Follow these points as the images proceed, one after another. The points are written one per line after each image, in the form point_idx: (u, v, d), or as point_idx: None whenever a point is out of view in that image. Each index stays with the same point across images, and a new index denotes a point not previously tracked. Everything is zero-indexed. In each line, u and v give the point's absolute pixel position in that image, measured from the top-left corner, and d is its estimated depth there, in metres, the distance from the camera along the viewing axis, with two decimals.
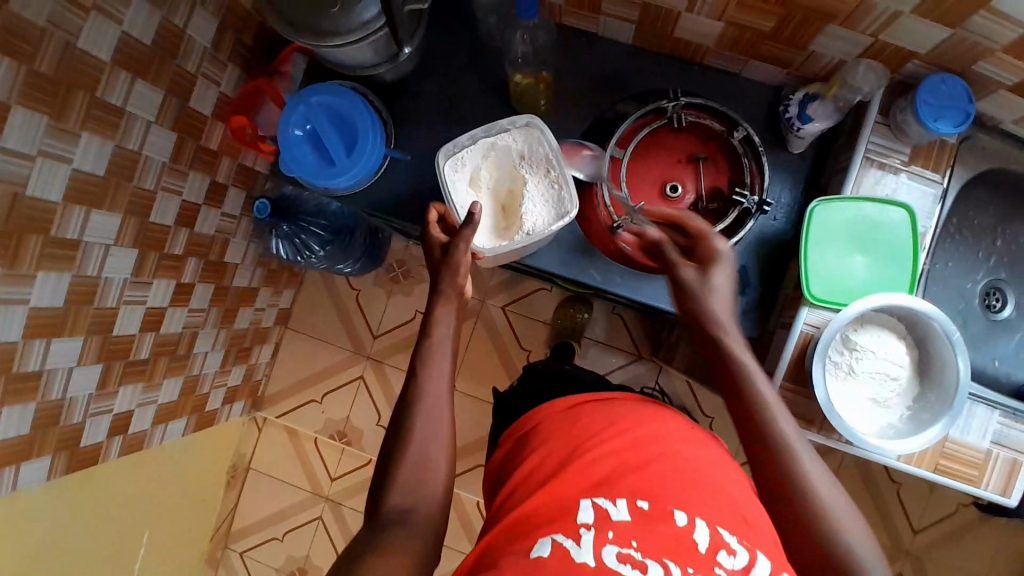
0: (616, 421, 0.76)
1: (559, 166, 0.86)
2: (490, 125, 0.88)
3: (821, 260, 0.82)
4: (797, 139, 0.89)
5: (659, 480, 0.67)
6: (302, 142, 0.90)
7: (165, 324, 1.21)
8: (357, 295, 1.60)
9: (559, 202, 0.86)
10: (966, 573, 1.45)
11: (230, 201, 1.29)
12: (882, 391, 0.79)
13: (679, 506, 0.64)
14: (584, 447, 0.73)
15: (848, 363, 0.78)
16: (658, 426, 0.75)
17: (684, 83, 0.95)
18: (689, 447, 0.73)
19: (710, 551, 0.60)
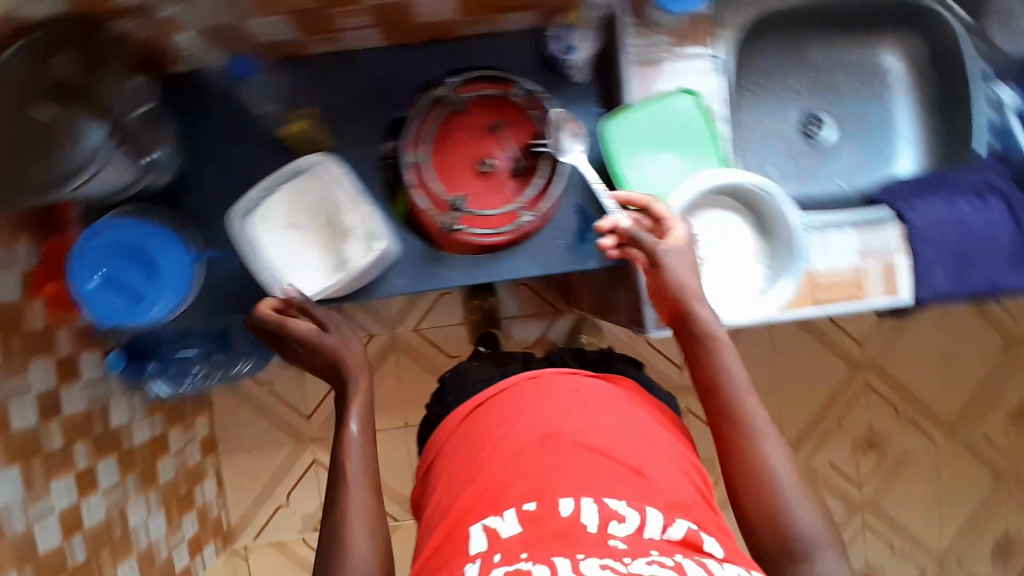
0: (497, 426, 0.77)
1: (360, 200, 0.80)
2: (278, 172, 0.80)
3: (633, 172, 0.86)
4: (573, 72, 0.90)
5: (547, 475, 0.68)
6: (103, 291, 0.84)
7: (86, 518, 1.13)
8: (270, 388, 1.53)
9: (370, 234, 0.80)
10: (918, 357, 1.55)
11: (89, 368, 1.19)
12: (739, 266, 0.84)
13: (566, 494, 0.66)
14: (479, 463, 0.73)
15: (697, 255, 0.83)
16: (546, 409, 0.76)
17: (449, 62, 0.93)
18: (572, 420, 0.74)
19: (602, 527, 0.62)
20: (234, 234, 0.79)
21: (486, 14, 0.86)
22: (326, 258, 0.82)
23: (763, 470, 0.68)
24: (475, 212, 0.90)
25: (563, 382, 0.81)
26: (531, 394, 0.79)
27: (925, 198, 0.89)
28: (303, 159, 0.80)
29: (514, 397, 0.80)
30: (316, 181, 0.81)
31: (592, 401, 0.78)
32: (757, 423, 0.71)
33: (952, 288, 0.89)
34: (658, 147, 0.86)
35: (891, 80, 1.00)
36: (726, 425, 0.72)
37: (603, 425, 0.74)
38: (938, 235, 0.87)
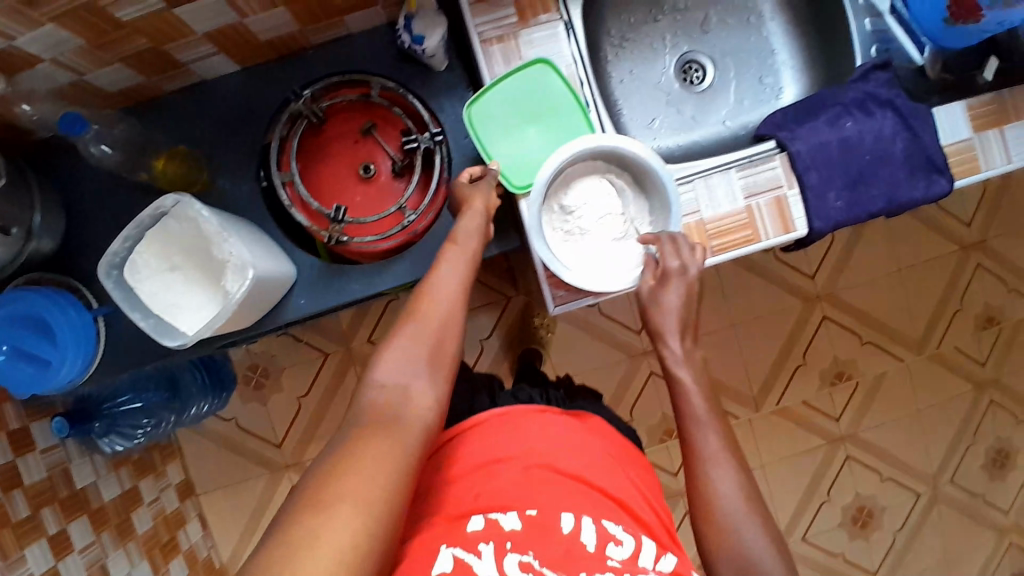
0: (490, 444, 0.78)
1: (223, 233, 0.80)
2: (137, 219, 0.80)
3: (499, 146, 0.85)
4: (433, 59, 0.90)
5: (543, 491, 0.72)
6: (9, 363, 0.84)
7: None
8: (236, 423, 1.55)
9: (239, 266, 0.80)
10: (873, 278, 1.54)
11: (40, 436, 1.18)
12: (623, 227, 0.84)
13: (568, 513, 0.70)
14: (459, 481, 0.75)
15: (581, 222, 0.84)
16: (530, 437, 0.80)
17: (310, 78, 0.94)
18: (566, 455, 0.78)
19: (600, 548, 0.67)
20: (110, 292, 0.80)
21: (327, 20, 0.87)
22: (203, 296, 0.81)
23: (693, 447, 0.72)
24: (358, 220, 0.89)
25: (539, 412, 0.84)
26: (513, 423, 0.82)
27: (806, 123, 0.87)
28: (158, 203, 0.79)
29: (499, 427, 0.81)
30: (177, 222, 0.80)
31: (576, 435, 0.82)
32: (686, 413, 0.74)
33: (851, 213, 0.86)
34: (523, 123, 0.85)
35: (762, 9, 1.00)
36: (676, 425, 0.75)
37: (583, 458, 0.79)
38: (821, 158, 0.85)
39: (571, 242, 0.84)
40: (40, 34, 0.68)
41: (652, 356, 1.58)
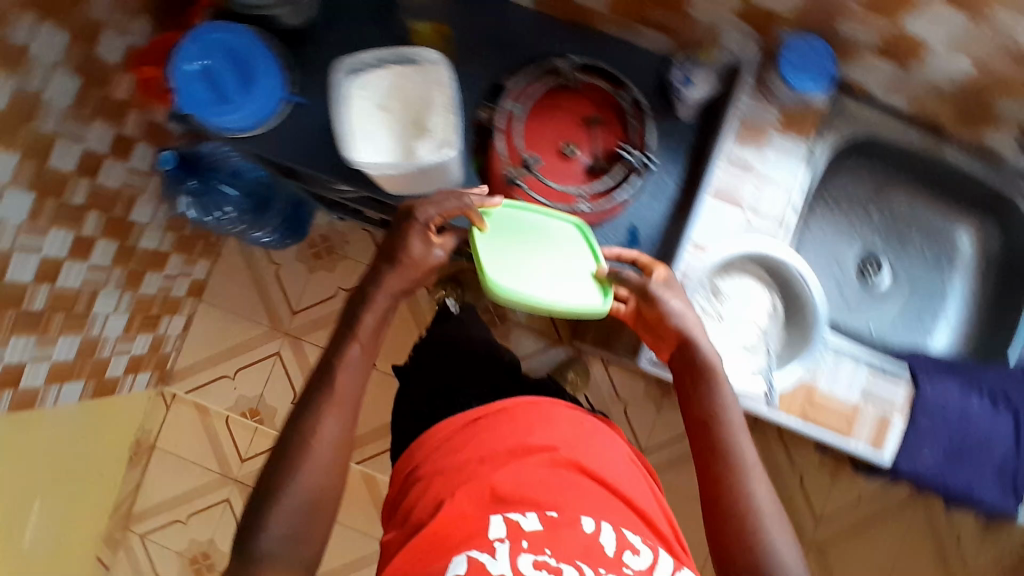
0: (512, 431, 0.80)
1: (452, 109, 0.85)
2: (397, 52, 0.86)
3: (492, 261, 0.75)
4: (682, 106, 0.93)
5: (565, 493, 0.74)
6: (196, 79, 0.87)
7: (62, 278, 1.18)
8: (276, 270, 1.57)
9: (445, 140, 0.84)
10: (869, 564, 1.48)
11: (139, 156, 1.25)
12: (758, 338, 0.83)
13: (588, 515, 0.72)
14: (481, 463, 0.77)
15: (722, 309, 0.82)
16: (556, 432, 0.81)
17: (578, 47, 0.97)
18: (590, 455, 0.80)
19: (618, 554, 0.69)
20: (335, 83, 0.84)
21: (630, 21, 0.93)
22: (398, 144, 0.86)
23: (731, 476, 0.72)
24: (540, 179, 0.89)
25: (566, 413, 0.85)
26: (539, 414, 0.83)
27: (944, 377, 0.89)
28: (423, 51, 0.86)
29: (522, 414, 0.82)
30: (423, 75, 0.86)
31: (603, 437, 0.85)
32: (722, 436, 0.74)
33: (934, 472, 0.86)
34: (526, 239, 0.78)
35: (958, 260, 1.01)
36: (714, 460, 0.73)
37: (604, 460, 0.81)
38: (940, 413, 0.87)
39: (707, 323, 0.81)
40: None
41: None
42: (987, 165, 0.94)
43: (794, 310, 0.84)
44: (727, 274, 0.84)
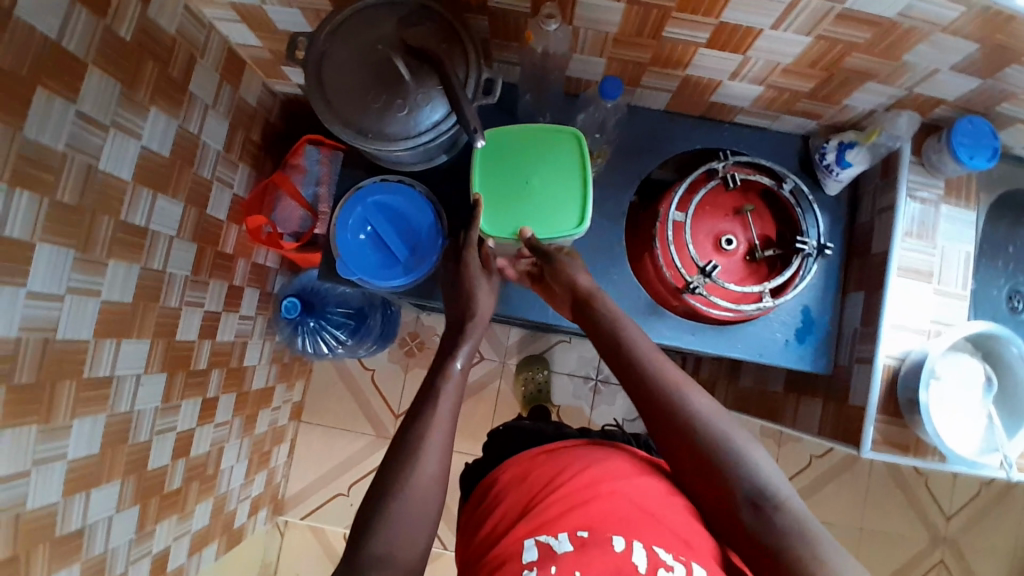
0: (571, 464, 0.81)
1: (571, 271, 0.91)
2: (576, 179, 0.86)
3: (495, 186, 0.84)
4: (833, 183, 0.94)
5: (603, 513, 0.72)
6: (361, 244, 0.86)
7: (195, 446, 1.11)
8: (372, 376, 1.54)
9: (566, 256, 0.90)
10: (996, 545, 1.55)
11: (247, 302, 1.21)
12: (984, 407, 0.82)
13: (620, 535, 0.69)
14: (542, 497, 0.76)
15: (943, 387, 0.82)
16: (611, 467, 0.79)
17: (717, 142, 0.99)
18: (641, 482, 0.77)
19: (651, 572, 0.65)
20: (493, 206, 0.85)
21: (770, 111, 0.93)
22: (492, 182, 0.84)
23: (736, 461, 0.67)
24: (721, 283, 0.90)
25: (626, 454, 0.83)
26: (596, 452, 0.83)
27: None
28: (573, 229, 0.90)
29: (584, 451, 0.83)
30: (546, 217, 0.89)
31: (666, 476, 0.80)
32: (717, 420, 0.70)
33: None
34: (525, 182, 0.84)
35: None
36: (709, 441, 0.69)
37: (654, 490, 0.76)
38: None
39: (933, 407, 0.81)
40: (605, 6, 0.75)
41: None
42: None
43: (1011, 378, 0.83)
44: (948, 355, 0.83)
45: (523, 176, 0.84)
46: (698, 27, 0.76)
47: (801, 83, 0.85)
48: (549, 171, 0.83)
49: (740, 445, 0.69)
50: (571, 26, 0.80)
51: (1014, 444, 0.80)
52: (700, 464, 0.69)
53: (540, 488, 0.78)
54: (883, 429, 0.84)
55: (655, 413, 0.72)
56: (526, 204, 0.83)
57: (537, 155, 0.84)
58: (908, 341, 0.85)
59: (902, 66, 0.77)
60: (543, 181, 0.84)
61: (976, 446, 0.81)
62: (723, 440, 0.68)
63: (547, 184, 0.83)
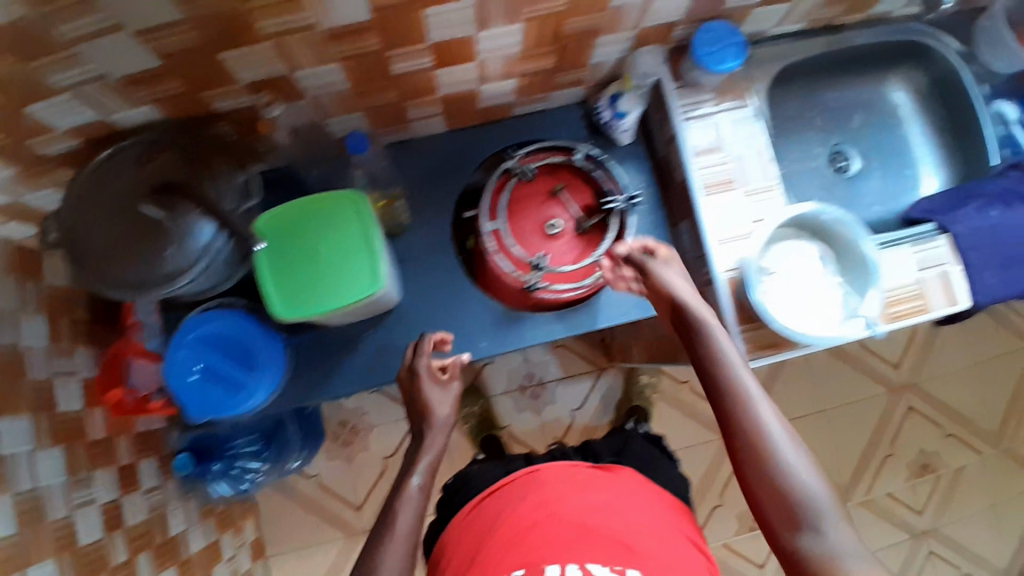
0: (506, 504, 0.83)
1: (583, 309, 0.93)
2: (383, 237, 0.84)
3: (277, 268, 0.76)
4: (623, 134, 0.97)
5: (537, 543, 0.75)
6: (199, 384, 0.83)
7: None
8: (318, 481, 1.50)
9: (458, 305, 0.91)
10: (953, 371, 1.59)
11: (146, 475, 1.16)
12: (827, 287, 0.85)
13: (554, 561, 0.72)
14: (483, 546, 0.79)
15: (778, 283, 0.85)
16: (546, 491, 0.81)
17: (507, 139, 1.00)
18: (577, 497, 0.80)
19: None
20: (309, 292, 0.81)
21: (538, 94, 0.95)
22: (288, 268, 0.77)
23: (789, 476, 0.65)
24: (556, 270, 0.91)
25: (565, 470, 0.86)
26: (532, 478, 0.85)
27: (962, 209, 0.95)
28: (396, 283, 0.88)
29: (519, 484, 0.85)
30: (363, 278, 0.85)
31: (606, 485, 0.83)
32: (773, 432, 0.67)
33: (1005, 290, 0.92)
34: (309, 255, 0.77)
35: (902, 114, 1.06)
36: (767, 450, 0.66)
37: (590, 501, 0.79)
38: (982, 241, 0.93)
39: (774, 303, 0.83)
40: (318, 70, 0.76)
41: None
42: (883, 25, 0.98)
43: (840, 243, 0.85)
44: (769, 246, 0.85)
45: (305, 249, 0.77)
46: (417, 54, 0.78)
47: (542, 61, 0.87)
48: (332, 239, 0.77)
49: (794, 460, 0.66)
50: (303, 97, 0.81)
51: (868, 303, 0.82)
52: (761, 480, 0.66)
53: (480, 538, 0.80)
54: (755, 338, 0.86)
55: (720, 410, 0.71)
56: (314, 276, 0.76)
57: (317, 224, 0.77)
58: (738, 249, 0.88)
59: (613, 14, 0.80)
60: (329, 249, 0.77)
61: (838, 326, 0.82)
62: (774, 453, 0.66)
63: (336, 253, 0.77)
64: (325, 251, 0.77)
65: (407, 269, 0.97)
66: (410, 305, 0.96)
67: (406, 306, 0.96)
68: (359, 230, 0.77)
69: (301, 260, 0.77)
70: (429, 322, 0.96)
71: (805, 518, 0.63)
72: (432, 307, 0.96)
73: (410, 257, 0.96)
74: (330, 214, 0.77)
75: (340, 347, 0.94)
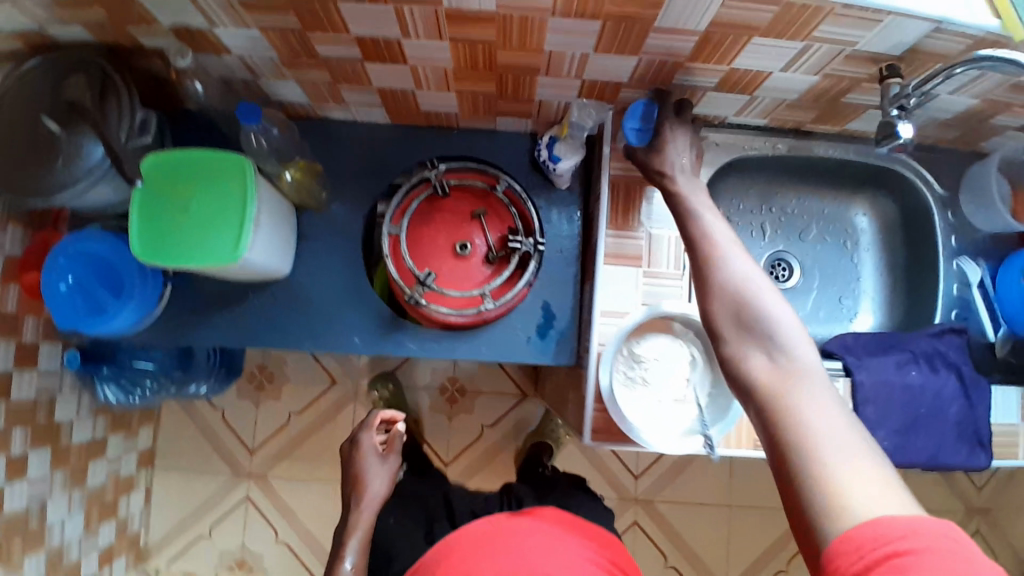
0: (434, 567, 0.77)
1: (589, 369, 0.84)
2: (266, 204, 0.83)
3: (149, 211, 0.77)
4: (559, 177, 0.94)
5: None
6: (68, 296, 0.85)
7: (5, 504, 1.07)
8: (221, 414, 1.55)
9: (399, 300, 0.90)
10: None
11: (44, 357, 1.15)
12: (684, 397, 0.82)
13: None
14: None
15: (637, 376, 0.83)
16: (462, 552, 0.76)
17: (445, 149, 0.99)
18: (496, 546, 0.75)
19: None
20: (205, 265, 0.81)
21: (484, 115, 0.93)
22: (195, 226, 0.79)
23: (758, 315, 0.64)
24: (441, 291, 0.90)
25: (475, 527, 0.81)
26: (445, 550, 0.79)
27: (877, 358, 0.90)
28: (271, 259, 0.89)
29: (443, 548, 0.79)
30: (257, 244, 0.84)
31: (525, 530, 0.79)
32: (746, 279, 0.67)
33: (894, 456, 0.87)
34: (183, 206, 0.78)
35: (860, 237, 1.04)
36: (739, 289, 0.66)
37: (512, 548, 0.75)
38: (884, 397, 0.88)
39: (624, 391, 0.83)
40: (241, 33, 0.75)
41: (640, 505, 1.51)
42: (853, 144, 0.96)
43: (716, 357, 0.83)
44: (641, 333, 0.84)
45: (182, 201, 0.78)
46: (345, 44, 0.76)
47: (484, 85, 0.84)
48: (210, 195, 0.78)
49: (767, 305, 0.65)
50: (233, 56, 0.80)
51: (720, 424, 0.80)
52: (727, 320, 0.66)
53: None
54: (600, 418, 0.85)
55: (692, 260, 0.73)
56: (183, 228, 0.77)
57: (198, 179, 0.78)
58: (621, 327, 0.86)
59: (554, 57, 0.76)
60: (204, 205, 0.78)
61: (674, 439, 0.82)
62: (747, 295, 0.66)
63: (209, 210, 0.78)
64: (199, 208, 0.78)
65: (310, 247, 0.97)
66: (300, 283, 0.96)
67: (297, 283, 0.96)
68: (239, 190, 0.78)
69: (175, 210, 0.78)
70: (313, 304, 0.96)
71: (781, 367, 0.61)
72: (320, 291, 0.96)
73: (315, 237, 0.96)
74: (214, 177, 0.78)
75: (220, 301, 0.95)
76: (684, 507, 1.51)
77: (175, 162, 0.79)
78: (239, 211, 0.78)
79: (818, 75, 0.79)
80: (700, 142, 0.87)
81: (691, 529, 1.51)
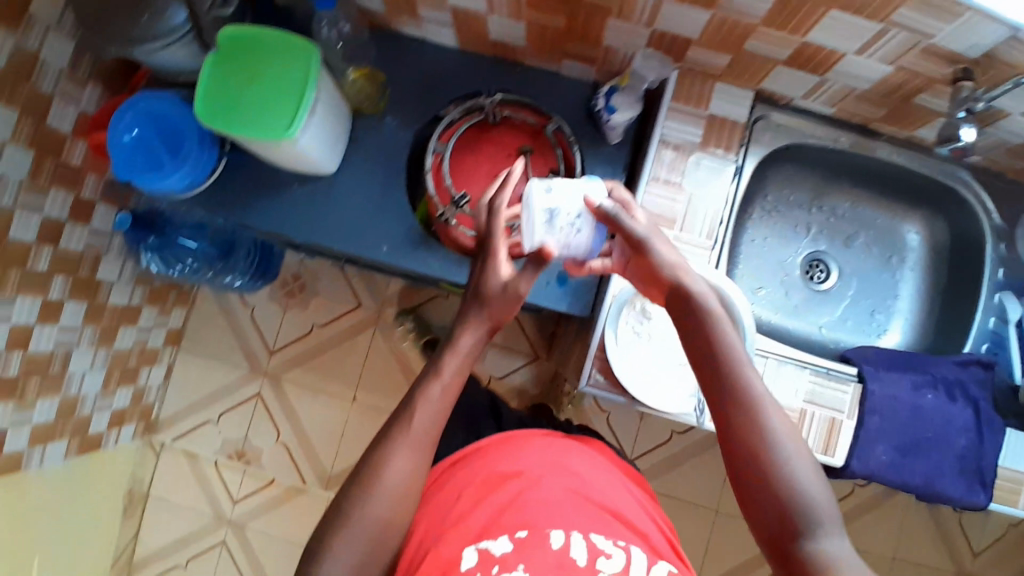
0: (483, 467, 0.75)
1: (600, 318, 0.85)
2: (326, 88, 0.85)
3: (214, 78, 0.81)
4: (611, 130, 0.94)
5: (529, 505, 0.68)
6: (130, 147, 0.90)
7: (34, 342, 1.13)
8: (249, 312, 1.62)
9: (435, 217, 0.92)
10: (868, 550, 1.43)
11: (99, 218, 1.24)
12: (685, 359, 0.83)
13: (557, 527, 0.66)
14: (468, 501, 0.70)
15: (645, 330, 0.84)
16: (520, 457, 0.75)
17: (505, 82, 1.00)
18: (557, 465, 0.75)
19: (591, 562, 0.63)
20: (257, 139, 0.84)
21: (549, 53, 0.93)
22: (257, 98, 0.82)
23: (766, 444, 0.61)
24: (472, 215, 0.91)
25: (530, 438, 0.79)
26: (495, 449, 0.77)
27: (891, 372, 0.88)
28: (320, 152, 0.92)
29: (493, 449, 0.77)
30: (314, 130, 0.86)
31: (578, 457, 0.78)
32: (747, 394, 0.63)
33: (887, 472, 0.85)
34: (247, 79, 0.81)
35: (907, 255, 1.00)
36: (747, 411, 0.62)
37: (571, 471, 0.74)
38: (889, 411, 0.86)
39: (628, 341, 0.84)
40: None
41: None
42: (920, 154, 0.93)
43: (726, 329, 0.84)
44: None
45: (246, 74, 0.82)
46: None
47: (554, 19, 0.84)
48: (273, 72, 0.82)
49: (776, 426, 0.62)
50: None
51: None
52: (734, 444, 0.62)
53: (464, 484, 0.73)
54: (603, 367, 0.84)
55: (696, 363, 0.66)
56: (243, 98, 0.81)
57: (265, 56, 0.82)
58: None
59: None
60: (266, 80, 0.81)
61: (670, 398, 0.83)
62: (756, 418, 0.62)
63: (270, 85, 0.81)
64: (260, 83, 0.81)
65: (358, 152, 1.00)
66: (343, 185, 1.00)
67: (340, 184, 1.00)
68: (300, 72, 0.81)
69: (239, 80, 0.81)
70: (351, 206, 0.99)
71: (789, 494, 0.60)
72: (360, 195, 0.99)
73: (365, 143, 0.99)
74: (279, 56, 0.82)
75: (266, 186, 1.00)
76: (673, 501, 1.49)
77: (246, 37, 0.82)
78: (297, 91, 0.81)
79: (892, 66, 0.77)
80: (757, 133, 0.92)
81: (674, 523, 1.50)
